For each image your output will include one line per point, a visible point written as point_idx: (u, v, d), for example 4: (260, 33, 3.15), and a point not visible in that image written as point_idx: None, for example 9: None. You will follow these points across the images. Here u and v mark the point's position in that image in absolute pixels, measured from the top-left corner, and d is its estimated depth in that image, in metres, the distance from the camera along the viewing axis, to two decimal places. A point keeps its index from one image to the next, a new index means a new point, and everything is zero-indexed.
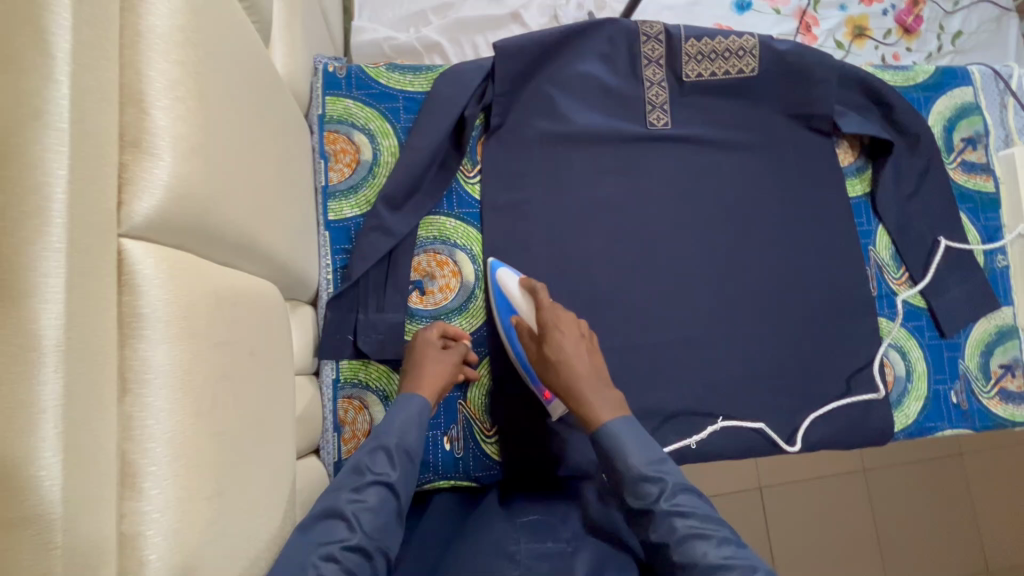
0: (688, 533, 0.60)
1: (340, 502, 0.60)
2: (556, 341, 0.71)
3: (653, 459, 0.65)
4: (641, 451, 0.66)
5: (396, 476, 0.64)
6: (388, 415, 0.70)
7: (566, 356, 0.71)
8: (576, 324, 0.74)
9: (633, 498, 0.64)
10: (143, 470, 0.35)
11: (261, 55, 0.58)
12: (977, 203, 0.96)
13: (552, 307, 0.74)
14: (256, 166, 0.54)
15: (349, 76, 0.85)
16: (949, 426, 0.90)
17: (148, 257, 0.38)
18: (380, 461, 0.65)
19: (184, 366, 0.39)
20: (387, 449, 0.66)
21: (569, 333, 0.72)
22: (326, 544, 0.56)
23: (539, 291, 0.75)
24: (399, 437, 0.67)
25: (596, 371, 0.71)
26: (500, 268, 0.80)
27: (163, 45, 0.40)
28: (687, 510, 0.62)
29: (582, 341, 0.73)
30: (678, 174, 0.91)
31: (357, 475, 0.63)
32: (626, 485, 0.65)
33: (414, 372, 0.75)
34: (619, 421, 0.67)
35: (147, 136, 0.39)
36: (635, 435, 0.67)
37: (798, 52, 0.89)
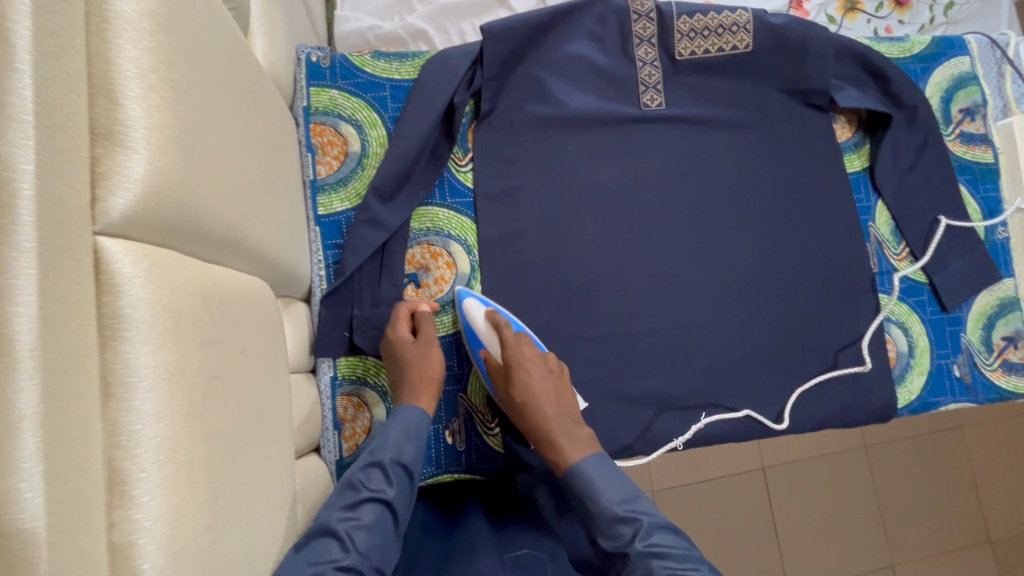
0: (664, 574, 0.58)
1: (334, 519, 0.60)
2: (523, 381, 0.73)
3: (626, 499, 0.66)
4: (614, 492, 0.66)
5: (393, 493, 0.65)
6: (383, 429, 0.70)
7: (534, 396, 0.72)
8: (541, 361, 0.75)
9: (608, 542, 0.64)
10: (132, 477, 0.34)
11: (240, 44, 0.55)
12: (976, 175, 0.95)
13: (517, 345, 0.74)
14: (239, 159, 0.52)
15: (333, 65, 0.83)
16: (953, 400, 0.89)
17: (128, 255, 0.36)
18: (376, 478, 0.65)
19: (171, 367, 0.37)
20: (382, 464, 0.66)
21: (535, 372, 0.74)
22: (318, 564, 0.56)
23: (503, 326, 0.75)
24: (394, 452, 0.67)
25: (564, 410, 0.73)
26: (466, 298, 0.79)
27: (132, 31, 0.38)
28: (663, 549, 0.60)
29: (550, 378, 0.75)
30: (674, 155, 0.89)
31: (351, 492, 0.64)
32: (600, 531, 0.65)
33: (403, 380, 0.74)
34: (587, 464, 0.68)
35: (120, 128, 0.37)
36: (606, 474, 0.68)
37: (793, 26, 0.87)
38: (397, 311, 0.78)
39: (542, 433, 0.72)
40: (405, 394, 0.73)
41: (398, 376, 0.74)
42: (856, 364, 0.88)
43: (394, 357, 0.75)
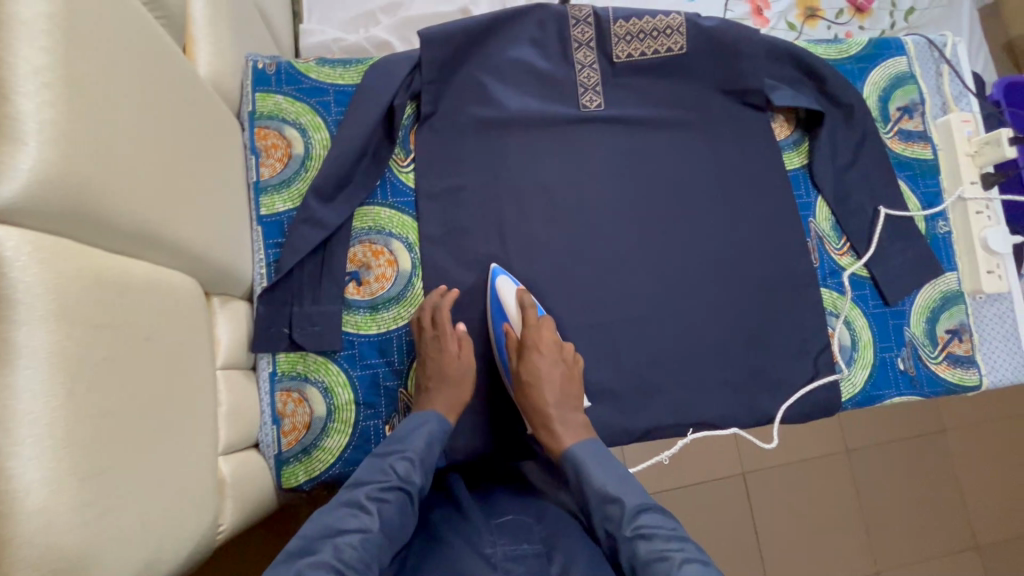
0: (651, 556, 0.58)
1: (364, 497, 0.64)
2: (532, 362, 0.77)
3: (621, 484, 0.67)
4: (609, 477, 0.68)
5: (418, 484, 0.68)
6: (413, 423, 0.74)
7: (539, 374, 0.76)
8: (557, 348, 0.79)
9: (603, 527, 0.65)
10: (7, 450, 0.36)
11: (165, 50, 0.59)
12: (916, 171, 0.96)
13: (537, 327, 0.79)
14: (156, 157, 0.54)
15: (278, 72, 0.86)
16: (897, 393, 0.90)
17: (13, 240, 0.38)
18: (407, 467, 0.69)
19: (56, 347, 0.39)
20: (413, 456, 0.70)
21: (547, 356, 0.78)
22: (346, 533, 0.61)
23: (529, 309, 0.79)
24: (423, 450, 0.71)
25: (565, 398, 0.77)
26: (500, 277, 0.83)
27: (29, 32, 0.41)
28: (651, 532, 0.61)
29: (563, 368, 0.79)
30: (615, 155, 0.91)
31: (382, 475, 0.67)
32: (596, 516, 0.66)
33: (439, 386, 0.78)
34: (581, 445, 0.72)
35: (9, 121, 0.39)
36: (598, 458, 0.71)
37: (725, 29, 0.90)
38: (440, 313, 0.80)
39: (537, 407, 0.76)
40: (439, 402, 0.77)
41: (435, 380, 0.78)
42: (832, 371, 0.89)
43: (440, 359, 0.78)
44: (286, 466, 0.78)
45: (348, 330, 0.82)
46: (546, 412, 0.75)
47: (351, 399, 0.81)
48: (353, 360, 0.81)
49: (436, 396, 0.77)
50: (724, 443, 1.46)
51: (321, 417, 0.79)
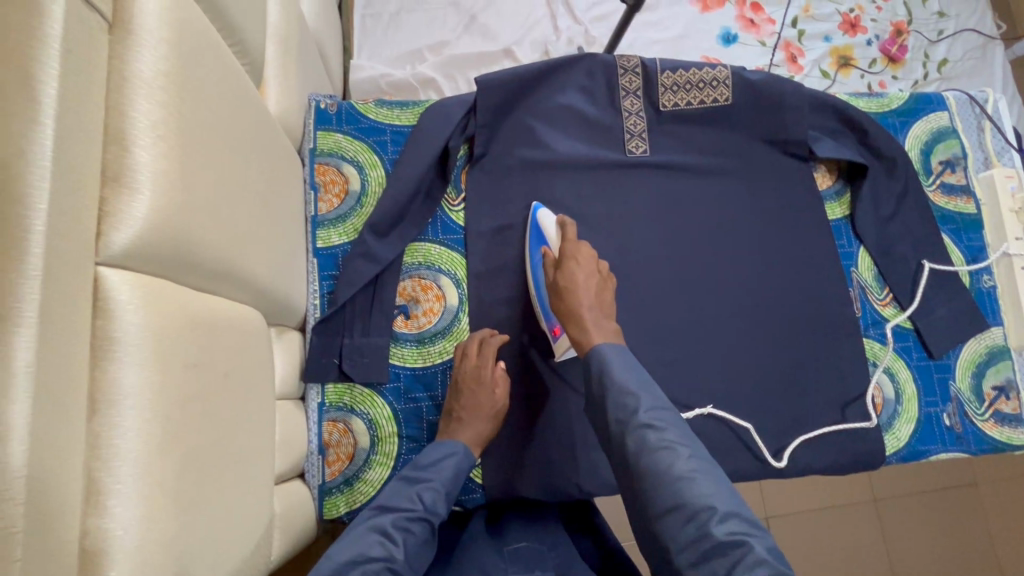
0: (660, 446, 0.61)
1: (390, 525, 0.66)
2: (569, 270, 0.77)
3: (640, 382, 0.67)
4: (629, 374, 0.67)
5: (442, 514, 0.70)
6: (440, 452, 0.75)
7: (574, 283, 0.76)
8: (594, 261, 0.79)
9: (613, 414, 0.65)
10: (108, 487, 0.37)
11: (248, 96, 0.62)
12: (958, 224, 0.97)
13: (576, 241, 0.79)
14: (237, 198, 0.57)
15: (339, 112, 0.90)
16: (942, 449, 0.88)
17: (123, 285, 0.41)
18: (432, 499, 0.70)
19: (153, 388, 0.41)
20: (439, 487, 0.71)
21: (584, 266, 0.78)
22: (370, 561, 0.62)
23: (569, 225, 0.81)
24: (450, 480, 0.73)
25: (600, 307, 0.75)
26: (540, 208, 0.87)
27: (147, 88, 0.44)
28: (662, 426, 0.62)
29: (598, 280, 0.78)
30: (659, 200, 0.93)
31: (409, 503, 0.69)
32: (609, 403, 0.65)
33: (468, 418, 0.77)
34: (608, 344, 0.71)
35: (128, 172, 0.42)
36: (623, 357, 0.69)
37: (770, 82, 0.92)
38: (489, 344, 0.81)
39: (570, 310, 0.74)
40: (461, 437, 0.76)
41: (468, 411, 0.78)
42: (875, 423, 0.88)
43: (474, 393, 0.78)
44: (328, 496, 0.79)
45: (394, 363, 0.84)
46: (579, 313, 0.74)
47: (394, 431, 0.82)
48: (398, 393, 0.83)
49: (464, 427, 0.77)
50: (751, 486, 1.43)
51: (365, 448, 0.80)
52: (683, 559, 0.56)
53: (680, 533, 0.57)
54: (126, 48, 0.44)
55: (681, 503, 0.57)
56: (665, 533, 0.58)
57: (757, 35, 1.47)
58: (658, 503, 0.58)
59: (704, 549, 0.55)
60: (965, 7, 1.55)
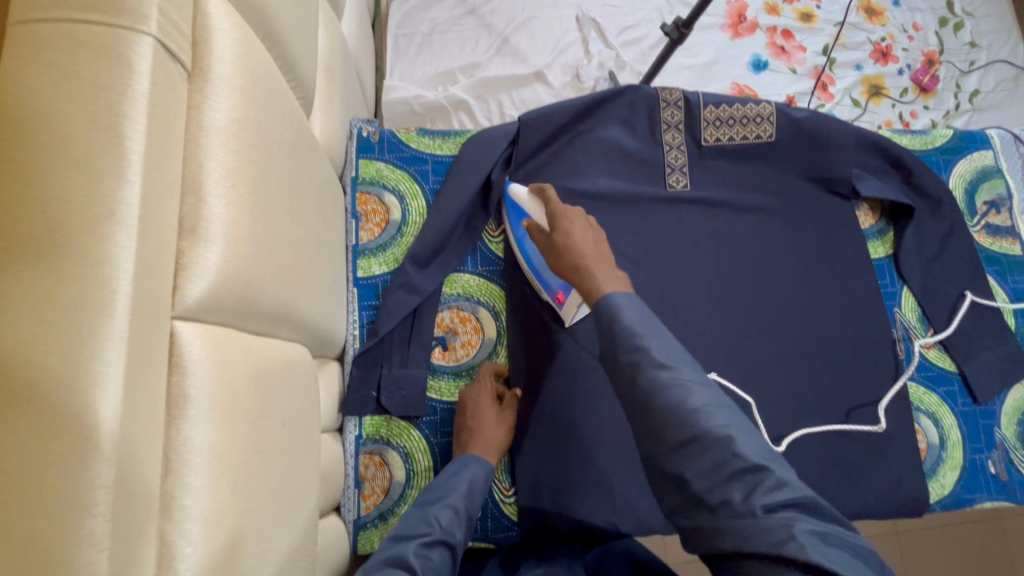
0: (673, 382, 0.57)
1: (410, 552, 0.61)
2: (563, 227, 0.74)
3: (648, 324, 0.63)
4: (637, 316, 0.64)
5: (460, 537, 0.66)
6: (452, 474, 0.72)
7: (574, 236, 0.73)
8: (583, 216, 0.77)
9: (623, 355, 0.60)
10: (178, 552, 0.36)
11: (303, 130, 0.62)
12: (1003, 265, 0.95)
13: (559, 201, 0.77)
14: (292, 235, 0.56)
15: (381, 140, 0.90)
16: (988, 498, 0.86)
17: (197, 340, 0.40)
18: (449, 521, 0.66)
19: (222, 445, 0.40)
20: (455, 508, 0.68)
21: (577, 224, 0.75)
22: None
23: (547, 190, 0.78)
24: (465, 500, 0.70)
25: (603, 255, 0.72)
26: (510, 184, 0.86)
27: (221, 137, 0.44)
28: (675, 364, 0.59)
29: (591, 232, 0.75)
30: (698, 235, 0.92)
31: (425, 527, 0.65)
32: (619, 347, 0.61)
33: (479, 429, 0.77)
34: (617, 290, 0.66)
35: (203, 223, 0.42)
36: (633, 304, 0.65)
37: (815, 119, 0.91)
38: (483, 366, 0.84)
39: (575, 265, 0.71)
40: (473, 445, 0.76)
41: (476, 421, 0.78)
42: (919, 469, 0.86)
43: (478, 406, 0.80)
44: (363, 531, 0.78)
45: (432, 396, 0.84)
46: (584, 260, 0.70)
47: (429, 465, 0.81)
48: (434, 426, 0.83)
49: (475, 438, 0.77)
50: None
51: (400, 482, 0.80)
52: (703, 489, 0.53)
53: (700, 464, 0.54)
54: (203, 97, 0.44)
55: (699, 435, 0.54)
56: (683, 465, 0.55)
57: (787, 63, 1.46)
58: (675, 437, 0.55)
59: (725, 475, 0.52)
60: (998, 37, 1.53)
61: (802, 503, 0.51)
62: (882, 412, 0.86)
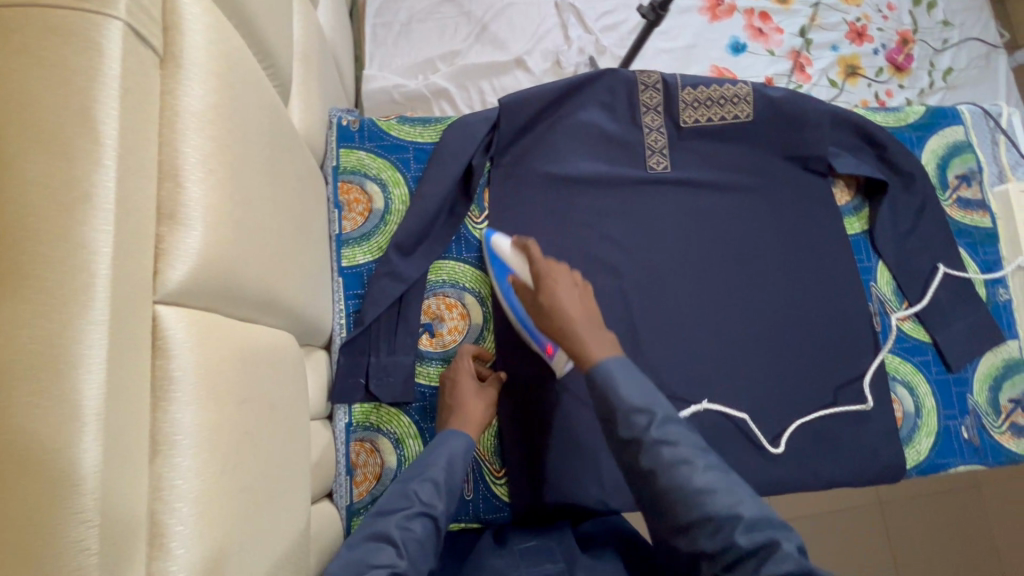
0: (676, 461, 0.60)
1: (391, 526, 0.62)
2: (548, 288, 0.72)
3: (647, 394, 0.65)
4: (634, 385, 0.65)
5: (442, 508, 0.67)
6: (433, 447, 0.72)
7: (560, 299, 0.71)
8: (568, 272, 0.75)
9: (623, 431, 0.63)
10: (169, 529, 0.37)
11: (281, 118, 0.62)
12: (975, 238, 0.98)
13: (543, 258, 0.75)
14: (273, 222, 0.56)
15: (362, 129, 0.90)
16: (962, 462, 0.89)
17: (180, 324, 0.41)
18: (429, 493, 0.67)
19: (209, 426, 0.40)
20: (435, 480, 0.68)
21: (563, 283, 0.73)
22: (375, 568, 0.58)
23: (530, 247, 0.76)
24: (446, 471, 0.70)
25: (592, 317, 0.72)
26: (494, 235, 0.85)
27: (197, 122, 0.44)
28: (675, 439, 0.61)
29: (578, 289, 0.74)
30: (679, 215, 0.93)
31: (405, 501, 0.65)
32: (619, 422, 0.63)
33: (462, 406, 0.77)
34: (610, 360, 0.67)
35: (182, 208, 0.42)
36: (627, 373, 0.66)
37: (791, 99, 0.93)
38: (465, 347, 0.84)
39: (562, 329, 0.70)
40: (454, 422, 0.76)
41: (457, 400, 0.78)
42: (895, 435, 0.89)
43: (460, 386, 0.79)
44: (357, 516, 0.78)
45: (421, 382, 0.84)
46: (572, 327, 0.69)
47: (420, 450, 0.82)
48: (424, 412, 0.83)
49: (456, 417, 0.77)
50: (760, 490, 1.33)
51: (392, 468, 0.80)
52: (712, 562, 0.57)
53: (707, 542, 0.57)
54: (176, 83, 0.44)
55: (705, 516, 0.57)
56: (696, 542, 0.58)
57: (765, 45, 1.48)
58: (681, 517, 0.58)
59: (731, 553, 0.56)
60: (970, 16, 1.55)
61: (817, 575, 0.53)
62: (866, 387, 0.89)
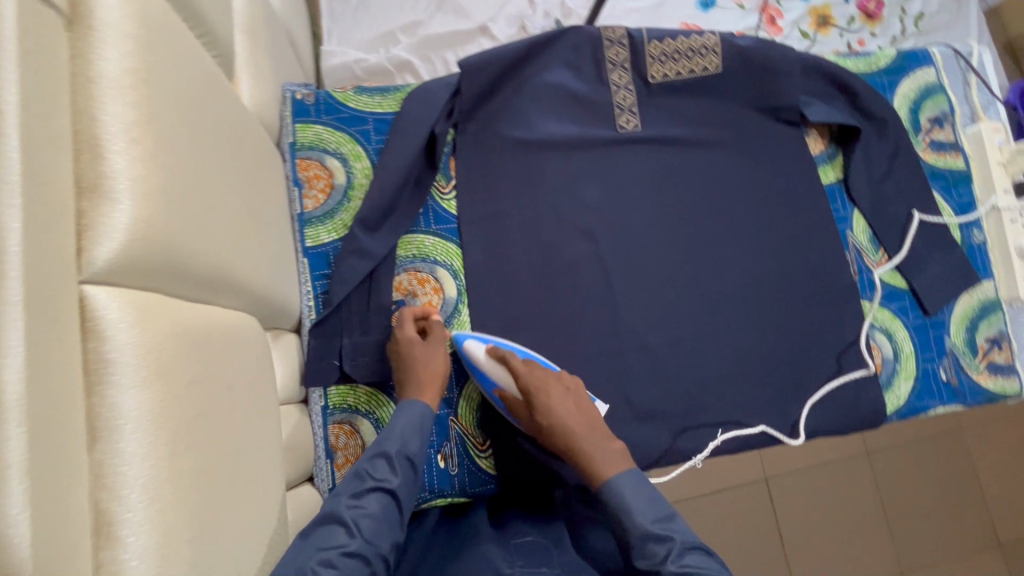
0: None
1: (340, 506, 0.61)
2: (543, 405, 0.73)
3: (666, 523, 0.63)
4: (650, 511, 0.64)
5: (397, 482, 0.65)
6: (389, 424, 0.71)
7: (557, 418, 0.72)
8: (557, 382, 0.75)
9: (641, 561, 0.62)
10: (118, 517, 0.35)
11: (222, 91, 0.58)
12: (949, 180, 0.97)
13: (528, 370, 0.75)
14: (220, 199, 0.53)
15: (317, 102, 0.86)
16: (941, 403, 0.90)
17: (113, 303, 0.38)
18: (381, 468, 0.66)
19: (156, 409, 0.38)
20: (387, 455, 0.67)
21: (556, 396, 0.74)
22: (324, 549, 0.58)
23: (511, 359, 0.75)
24: (399, 444, 0.68)
25: (592, 429, 0.72)
26: (466, 340, 0.79)
27: (116, 89, 0.41)
28: (696, 570, 0.58)
29: (570, 399, 0.74)
30: (652, 175, 0.91)
31: (357, 481, 0.65)
32: (636, 553, 0.62)
33: (414, 376, 0.75)
34: (620, 475, 0.67)
35: (105, 180, 0.39)
36: (641, 490, 0.66)
37: (759, 47, 0.91)
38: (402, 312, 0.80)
39: (570, 447, 0.71)
40: (408, 392, 0.74)
41: (405, 370, 0.76)
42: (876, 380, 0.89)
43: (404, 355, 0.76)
44: None
45: None
46: (578, 445, 0.70)
47: None
48: None
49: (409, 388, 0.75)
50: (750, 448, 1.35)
51: None
52: None
53: None
54: (89, 47, 0.40)
55: None
56: None
57: None
58: None
59: None
60: None
61: None
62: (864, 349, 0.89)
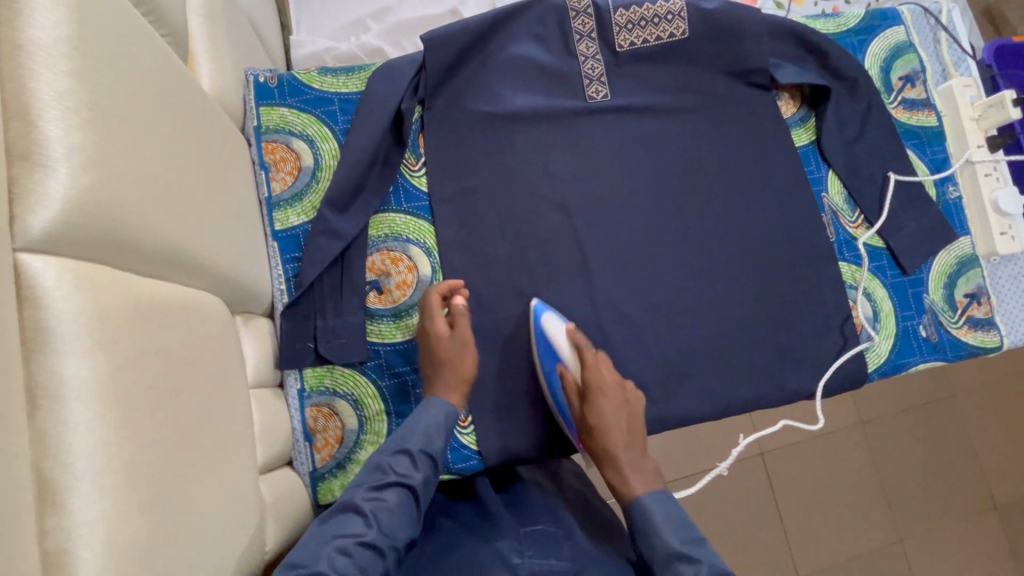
0: None
1: (359, 497, 0.62)
2: (597, 403, 0.72)
3: (695, 546, 0.63)
4: (678, 532, 0.65)
5: (418, 478, 0.65)
6: (414, 417, 0.71)
7: (606, 422, 0.72)
8: (620, 388, 0.75)
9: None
10: (65, 485, 0.34)
11: (173, 67, 0.57)
12: (922, 138, 0.97)
13: (599, 366, 0.75)
14: (173, 175, 0.52)
15: (281, 84, 0.85)
16: (922, 359, 0.90)
17: (51, 271, 0.37)
18: (403, 463, 0.66)
19: (102, 377, 0.38)
20: (410, 451, 0.66)
21: (614, 399, 0.73)
22: (340, 537, 0.59)
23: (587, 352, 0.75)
24: (423, 442, 0.68)
25: (633, 447, 0.72)
26: (546, 314, 0.79)
27: (47, 56, 0.40)
28: None
29: (625, 409, 0.74)
30: (624, 146, 0.91)
31: (378, 474, 0.65)
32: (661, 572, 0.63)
33: (441, 379, 0.75)
34: (650, 496, 0.68)
35: (38, 148, 0.38)
36: (669, 512, 0.67)
37: (725, 11, 0.90)
38: (428, 298, 0.78)
39: (605, 450, 0.72)
40: (437, 391, 0.75)
41: (433, 369, 0.76)
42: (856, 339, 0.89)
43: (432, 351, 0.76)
44: (322, 482, 0.77)
45: (373, 340, 0.81)
46: (613, 453, 0.71)
47: (381, 408, 0.79)
48: (380, 370, 0.80)
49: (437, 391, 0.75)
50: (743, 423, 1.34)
51: (353, 429, 0.78)
52: None
53: None
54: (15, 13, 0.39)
55: None
56: None
57: None
58: None
59: None
60: None
61: None
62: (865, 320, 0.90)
